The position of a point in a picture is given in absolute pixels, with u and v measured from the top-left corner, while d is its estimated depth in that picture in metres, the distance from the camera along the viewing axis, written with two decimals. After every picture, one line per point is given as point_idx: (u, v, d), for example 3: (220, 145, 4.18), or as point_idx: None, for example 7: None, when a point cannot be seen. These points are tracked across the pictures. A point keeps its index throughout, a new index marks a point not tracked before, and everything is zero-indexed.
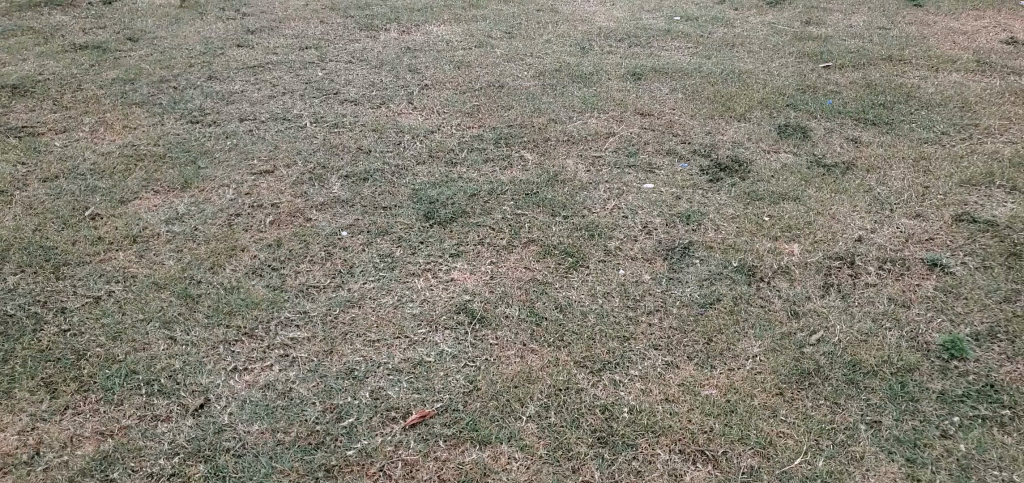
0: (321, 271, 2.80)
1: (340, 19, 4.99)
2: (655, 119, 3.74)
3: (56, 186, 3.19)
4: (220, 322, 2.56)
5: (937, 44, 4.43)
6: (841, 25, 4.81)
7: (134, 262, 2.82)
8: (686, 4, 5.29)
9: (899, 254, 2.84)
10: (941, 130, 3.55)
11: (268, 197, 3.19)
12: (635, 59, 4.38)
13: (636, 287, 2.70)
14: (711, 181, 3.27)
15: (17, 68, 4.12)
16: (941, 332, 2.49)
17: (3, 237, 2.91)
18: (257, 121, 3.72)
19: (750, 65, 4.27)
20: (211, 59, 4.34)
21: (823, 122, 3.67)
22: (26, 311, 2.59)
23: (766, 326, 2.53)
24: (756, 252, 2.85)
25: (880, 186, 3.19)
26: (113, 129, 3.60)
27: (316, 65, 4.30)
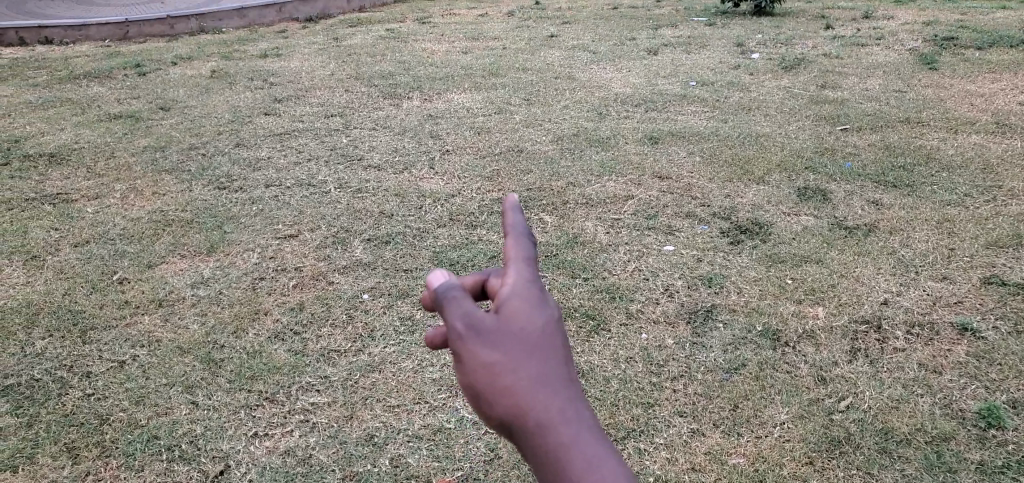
0: (342, 336, 2.81)
1: (364, 88, 5.13)
2: (674, 182, 3.76)
3: (86, 251, 3.27)
4: (242, 387, 2.56)
5: (955, 107, 4.44)
6: (857, 88, 4.85)
7: (159, 326, 2.85)
8: (701, 69, 5.38)
9: (927, 317, 2.79)
10: (964, 192, 3.53)
11: (291, 261, 3.23)
12: (652, 123, 4.44)
13: (659, 351, 2.67)
14: (731, 243, 3.26)
15: (54, 137, 4.27)
16: (975, 399, 2.43)
17: (33, 301, 2.96)
18: (282, 187, 3.79)
19: (767, 128, 4.30)
20: (239, 127, 4.47)
21: (843, 184, 3.67)
22: (52, 375, 2.61)
23: (793, 392, 2.48)
24: (780, 316, 2.82)
25: (905, 248, 3.16)
26: (144, 195, 3.69)
27: (340, 132, 4.41)
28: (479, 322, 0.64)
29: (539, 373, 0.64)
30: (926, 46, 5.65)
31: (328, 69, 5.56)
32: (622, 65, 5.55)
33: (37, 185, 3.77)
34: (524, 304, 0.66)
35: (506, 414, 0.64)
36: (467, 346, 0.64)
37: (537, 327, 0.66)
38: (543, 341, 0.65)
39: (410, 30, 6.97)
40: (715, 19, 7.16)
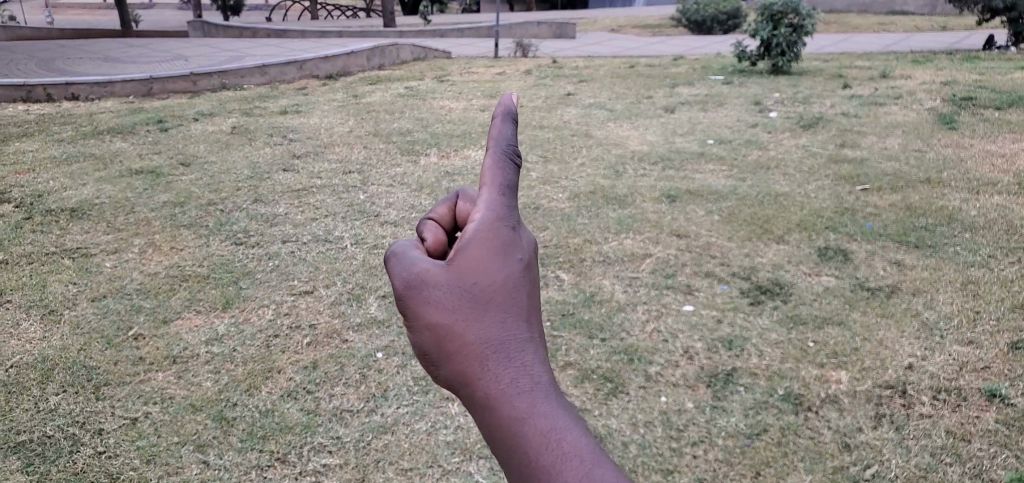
0: (355, 395, 2.77)
1: (383, 144, 5.18)
2: (692, 240, 3.74)
3: (104, 305, 3.27)
4: (254, 447, 2.53)
5: (976, 167, 4.41)
6: (876, 147, 4.84)
7: (172, 383, 2.84)
8: (718, 128, 5.40)
9: (954, 382, 2.72)
10: (988, 254, 3.47)
11: (306, 318, 3.22)
12: (670, 181, 4.44)
13: (677, 416, 2.61)
14: (751, 303, 3.22)
15: (76, 191, 4.32)
16: (1005, 468, 2.35)
17: (48, 356, 2.96)
18: (300, 243, 3.81)
19: (786, 187, 4.28)
20: (258, 182, 4.51)
21: (864, 244, 3.63)
22: (64, 432, 2.59)
23: (817, 459, 2.41)
24: (801, 379, 2.76)
25: (928, 310, 3.10)
26: (162, 250, 3.71)
27: (358, 188, 4.44)
28: (432, 279, 0.89)
29: (482, 325, 0.89)
30: (944, 106, 5.65)
31: (347, 126, 5.64)
32: (639, 123, 5.58)
33: (58, 239, 3.80)
34: (471, 258, 0.89)
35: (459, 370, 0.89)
36: (428, 304, 0.89)
37: (483, 278, 0.89)
38: (488, 287, 0.89)
39: (428, 87, 7.08)
40: (731, 77, 7.21)
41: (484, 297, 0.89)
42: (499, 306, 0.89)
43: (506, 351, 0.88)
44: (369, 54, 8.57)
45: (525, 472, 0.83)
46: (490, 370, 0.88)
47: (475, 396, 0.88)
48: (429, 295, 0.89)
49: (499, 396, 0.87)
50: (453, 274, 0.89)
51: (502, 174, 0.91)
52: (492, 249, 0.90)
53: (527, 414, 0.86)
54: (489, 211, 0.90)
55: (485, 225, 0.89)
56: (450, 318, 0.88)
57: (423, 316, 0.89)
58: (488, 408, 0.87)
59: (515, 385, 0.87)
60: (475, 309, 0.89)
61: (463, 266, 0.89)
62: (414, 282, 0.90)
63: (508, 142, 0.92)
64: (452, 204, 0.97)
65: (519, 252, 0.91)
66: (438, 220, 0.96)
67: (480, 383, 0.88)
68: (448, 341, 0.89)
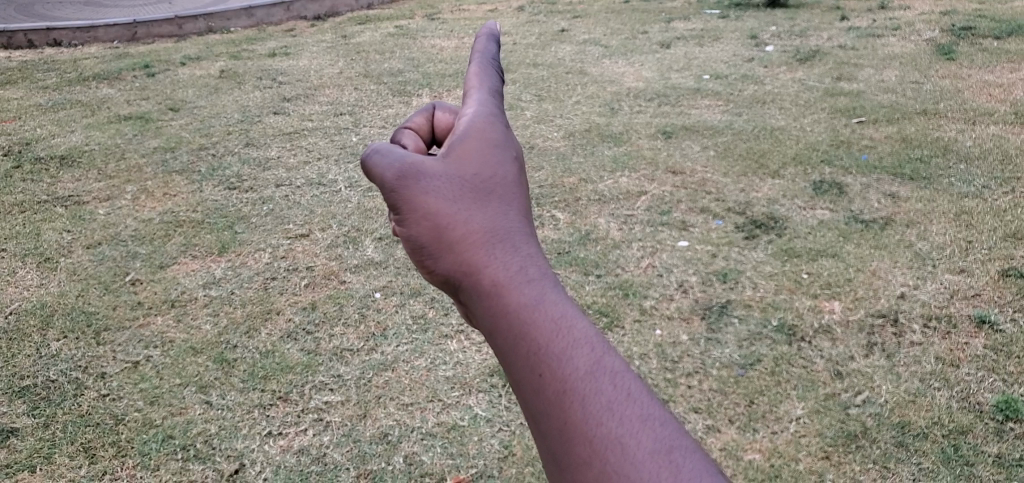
0: (354, 334, 2.79)
1: (373, 86, 5.12)
2: (687, 177, 3.73)
3: (100, 252, 3.27)
4: (255, 387, 2.56)
5: (972, 98, 4.38)
6: (873, 80, 4.80)
7: (171, 327, 2.85)
8: (713, 63, 5.34)
9: (945, 310, 2.75)
10: (982, 184, 3.48)
11: (303, 261, 3.23)
12: (665, 118, 4.40)
13: (673, 348, 2.64)
14: (746, 238, 3.23)
15: (65, 139, 4.27)
16: (993, 392, 2.40)
17: (46, 303, 2.96)
18: (294, 187, 3.79)
19: (782, 122, 4.26)
20: (249, 126, 4.46)
21: (859, 178, 3.63)
22: (67, 376, 2.61)
23: (809, 387, 2.45)
24: (795, 311, 2.79)
25: (922, 241, 3.12)
26: (155, 197, 3.69)
27: (351, 130, 4.40)
28: (423, 163, 0.78)
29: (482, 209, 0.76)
30: (943, 36, 5.58)
31: (338, 67, 5.56)
32: (634, 59, 5.52)
33: (49, 187, 3.77)
34: (468, 144, 0.80)
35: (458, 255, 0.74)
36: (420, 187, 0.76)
37: (482, 163, 0.79)
38: (487, 171, 0.79)
39: (419, 26, 6.95)
40: (727, 11, 7.10)
41: (483, 186, 0.78)
42: (501, 195, 0.78)
43: (514, 238, 0.74)
44: None
45: (540, 366, 0.66)
46: (496, 254, 0.73)
47: (477, 288, 0.72)
48: (421, 176, 0.77)
49: (506, 282, 0.71)
50: (449, 158, 0.78)
51: (490, 78, 0.88)
52: (489, 135, 0.81)
53: (542, 303, 0.69)
54: (482, 102, 0.84)
55: (479, 116, 0.82)
56: (446, 204, 0.76)
57: (414, 203, 0.76)
58: (492, 297, 0.71)
59: (524, 270, 0.72)
60: (473, 195, 0.77)
61: (457, 149, 0.79)
62: (401, 166, 0.77)
63: (493, 54, 0.91)
64: (429, 115, 0.90)
65: (513, 144, 0.83)
66: (416, 130, 0.89)
67: (484, 269, 0.72)
68: (443, 229, 0.75)
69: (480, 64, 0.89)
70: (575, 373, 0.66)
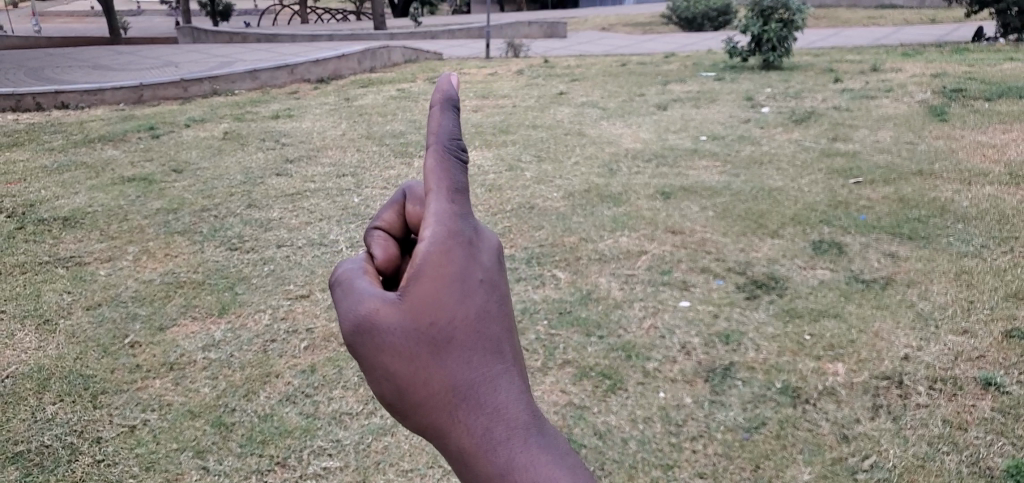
0: (354, 398, 2.76)
1: (375, 147, 5.19)
2: (687, 237, 3.75)
3: (99, 313, 3.26)
4: (253, 452, 2.51)
5: (966, 158, 4.44)
6: (868, 140, 4.87)
7: (169, 390, 2.82)
8: (710, 124, 5.42)
9: (950, 372, 2.73)
10: (981, 244, 3.50)
11: (303, 322, 3.21)
12: (664, 178, 4.45)
13: (677, 411, 2.61)
14: (747, 298, 3.23)
15: (69, 200, 4.30)
16: (1003, 455, 2.35)
17: (44, 366, 2.93)
18: (295, 247, 3.80)
19: (780, 182, 4.30)
20: (251, 187, 4.50)
21: (858, 237, 3.65)
22: (62, 441, 2.57)
23: (816, 451, 2.41)
24: (799, 373, 2.77)
25: (923, 301, 3.12)
26: (156, 258, 3.70)
27: (353, 191, 4.44)
28: (382, 321, 0.80)
29: (446, 371, 0.79)
30: (935, 98, 5.68)
31: (340, 129, 5.63)
32: (632, 121, 5.60)
33: (51, 248, 3.78)
34: (424, 290, 0.79)
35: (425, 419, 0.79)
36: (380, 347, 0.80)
37: (441, 315, 0.79)
38: (448, 323, 0.79)
39: (420, 89, 7.08)
40: (723, 74, 7.25)
41: (441, 334, 0.79)
42: (465, 342, 0.80)
43: (478, 397, 0.79)
44: (360, 56, 8.60)
45: None
46: (462, 422, 0.78)
47: (447, 450, 0.79)
48: (381, 336, 0.80)
49: (474, 451, 0.77)
50: (405, 310, 0.79)
51: (452, 174, 0.82)
52: (447, 272, 0.80)
53: (510, 470, 0.76)
54: (440, 225, 0.81)
55: (435, 248, 0.80)
56: (407, 367, 0.79)
57: (378, 364, 0.80)
58: (465, 466, 0.78)
59: (491, 441, 0.78)
60: (432, 352, 0.79)
61: (412, 298, 0.80)
62: (363, 325, 0.80)
63: (452, 133, 0.82)
64: (401, 210, 0.92)
65: (477, 268, 0.82)
66: (386, 230, 0.91)
67: (451, 436, 0.78)
68: (408, 391, 0.80)
69: (436, 156, 0.82)
70: None
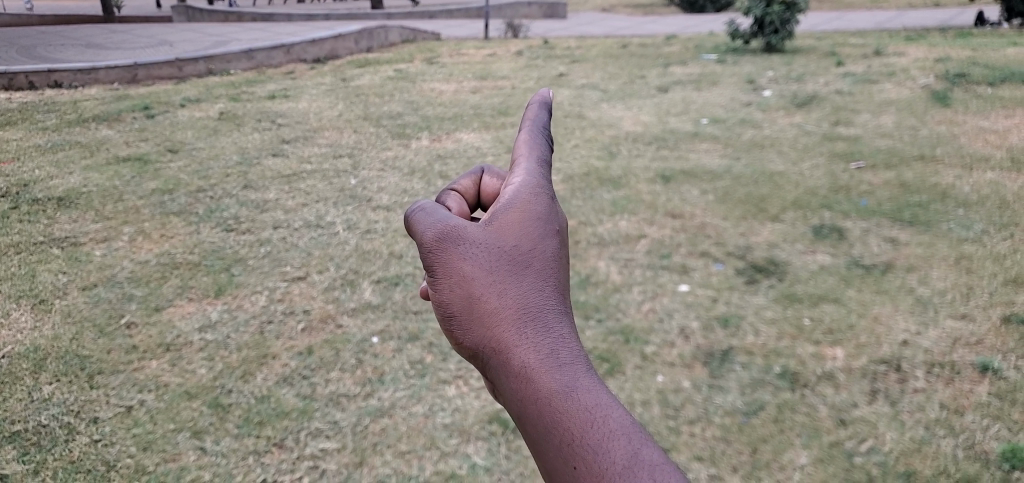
0: (351, 380, 2.74)
1: (373, 128, 5.15)
2: (687, 221, 3.73)
3: (95, 294, 3.23)
4: (250, 433, 2.49)
5: (968, 143, 4.42)
6: (870, 125, 4.84)
7: (166, 371, 2.80)
8: (711, 107, 5.39)
9: (948, 357, 2.72)
10: (981, 230, 3.49)
11: (300, 304, 3.19)
12: (664, 162, 4.43)
13: (675, 395, 2.60)
14: (747, 283, 3.22)
15: (63, 181, 4.25)
16: (999, 440, 2.34)
17: (39, 346, 2.91)
18: (292, 229, 3.78)
19: (780, 166, 4.28)
20: (247, 168, 4.46)
21: (858, 222, 3.64)
22: (59, 421, 2.54)
23: (814, 435, 2.40)
24: (798, 357, 2.76)
25: (923, 286, 3.11)
26: (152, 239, 3.67)
27: (350, 173, 4.41)
28: (468, 233, 0.80)
29: (518, 286, 0.77)
30: (938, 83, 5.65)
31: (338, 110, 5.59)
32: (632, 104, 5.56)
33: (46, 228, 3.75)
34: (511, 217, 0.81)
35: (490, 327, 0.76)
36: (460, 253, 0.79)
37: (522, 239, 0.80)
38: (528, 247, 0.80)
39: (418, 70, 7.02)
40: (724, 56, 7.21)
41: (521, 259, 0.79)
42: (540, 268, 0.79)
43: (548, 317, 0.75)
44: (357, 36, 8.55)
45: (573, 457, 0.66)
46: (527, 336, 0.74)
47: (506, 367, 0.74)
48: (464, 246, 0.79)
49: (537, 365, 0.72)
50: (492, 228, 0.80)
51: (541, 143, 0.90)
52: (535, 208, 0.82)
53: (572, 386, 0.70)
54: (531, 172, 0.85)
55: (526, 185, 0.83)
56: (483, 277, 0.78)
57: (452, 271, 0.79)
58: (522, 381, 0.72)
59: (554, 357, 0.72)
60: (512, 267, 0.78)
61: (498, 221, 0.80)
62: (445, 234, 0.80)
63: (545, 121, 0.93)
64: (476, 179, 0.97)
65: (561, 218, 0.84)
66: (461, 194, 0.95)
67: (514, 348, 0.74)
68: (476, 302, 0.77)
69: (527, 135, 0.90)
70: (607, 467, 0.64)
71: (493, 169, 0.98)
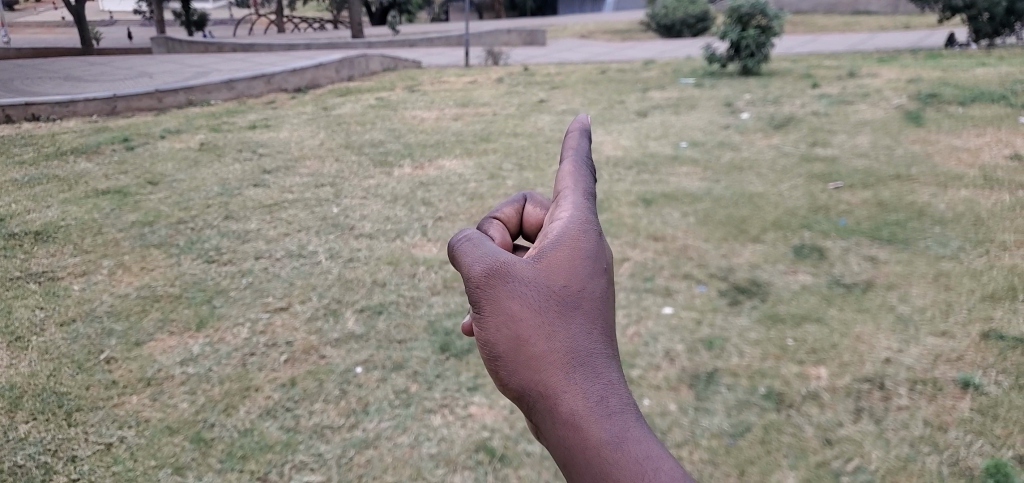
0: (335, 411, 2.71)
1: (355, 156, 5.16)
2: (669, 243, 3.76)
3: (73, 330, 3.19)
4: (233, 467, 2.46)
5: (942, 162, 4.50)
6: (846, 145, 4.92)
7: (146, 406, 2.76)
8: (689, 130, 5.45)
9: (930, 373, 2.74)
10: (958, 247, 3.54)
11: (283, 336, 3.17)
12: (645, 185, 4.46)
13: (662, 418, 2.60)
14: (730, 304, 3.24)
15: (41, 215, 4.21)
16: (982, 455, 2.35)
17: (15, 385, 2.85)
18: (274, 259, 3.76)
19: (759, 187, 4.33)
20: (228, 199, 4.44)
21: (838, 241, 3.68)
22: (35, 461, 2.49)
23: (801, 455, 2.40)
24: (782, 377, 2.77)
25: (903, 304, 3.15)
26: (131, 272, 3.64)
27: (332, 201, 4.41)
28: (516, 267, 0.82)
29: (567, 329, 0.80)
30: (910, 103, 5.76)
31: (319, 139, 5.59)
32: (612, 128, 5.61)
33: (22, 263, 3.70)
34: (561, 247, 0.83)
35: (534, 370, 0.79)
36: (506, 292, 0.82)
37: (571, 275, 0.82)
38: (578, 285, 0.82)
39: (399, 98, 7.05)
40: (701, 80, 7.31)
41: (570, 299, 0.82)
42: (587, 309, 0.82)
43: (596, 363, 0.79)
44: (338, 65, 8.59)
45: None
46: (576, 382, 0.77)
47: (554, 414, 0.77)
48: (513, 283, 0.82)
49: (586, 414, 0.75)
50: (542, 265, 0.82)
51: (585, 179, 0.91)
52: (584, 240, 0.84)
53: (622, 439, 0.73)
54: (579, 205, 0.87)
55: (575, 216, 0.86)
56: (532, 317, 0.80)
57: (502, 308, 0.82)
58: (571, 431, 0.75)
59: (603, 406, 0.76)
60: (560, 306, 0.81)
61: (549, 254, 0.83)
62: (493, 271, 0.83)
63: (586, 153, 0.94)
64: (518, 209, 1.05)
65: (608, 252, 0.86)
66: (504, 222, 1.03)
67: (563, 395, 0.77)
68: (529, 342, 0.80)
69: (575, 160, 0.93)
70: None
71: (530, 200, 1.06)
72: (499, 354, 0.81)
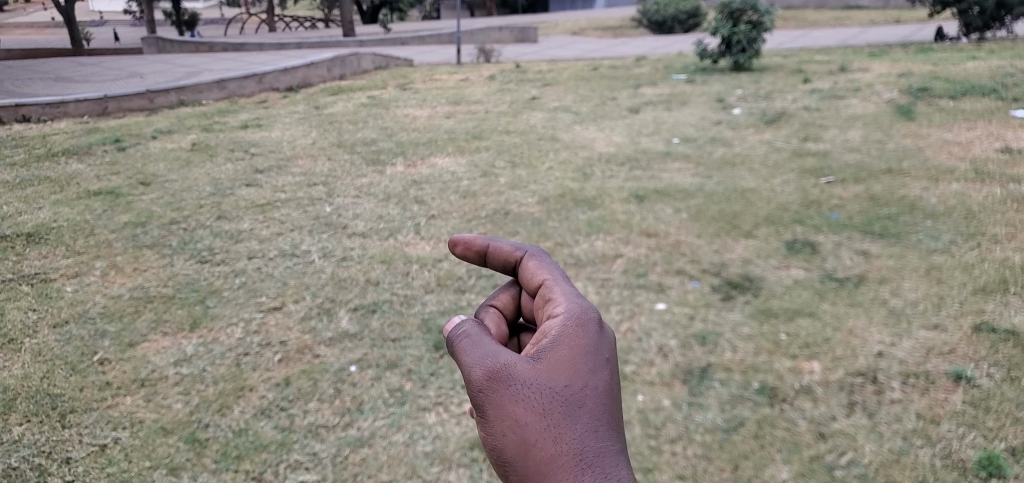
0: (330, 410, 2.71)
1: (347, 155, 5.15)
2: (662, 239, 3.77)
3: (66, 331, 3.18)
4: (227, 467, 2.45)
5: (933, 156, 4.51)
6: (838, 140, 4.93)
7: (141, 407, 2.75)
8: (681, 126, 5.45)
9: (922, 367, 2.75)
10: (949, 240, 3.55)
11: (276, 335, 3.17)
12: (637, 181, 4.47)
13: (656, 414, 2.60)
14: (723, 299, 3.25)
15: (33, 216, 4.20)
16: (975, 447, 2.36)
17: (9, 387, 2.85)
18: (267, 258, 3.76)
19: (751, 183, 4.34)
20: (221, 199, 4.43)
21: (830, 236, 3.69)
22: (29, 463, 2.48)
23: (794, 449, 2.41)
24: (776, 372, 2.78)
25: (895, 298, 3.16)
26: (124, 273, 3.63)
27: (325, 200, 4.41)
28: (517, 380, 1.15)
29: (568, 429, 1.11)
30: (901, 97, 5.78)
31: (311, 138, 5.58)
32: (604, 125, 5.62)
33: (14, 265, 3.69)
34: (553, 365, 1.16)
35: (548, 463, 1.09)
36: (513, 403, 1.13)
37: (565, 386, 1.15)
38: (571, 392, 1.14)
39: (392, 96, 7.04)
40: (693, 76, 7.32)
41: (567, 400, 1.14)
42: (581, 411, 1.13)
43: (593, 453, 1.09)
44: (330, 64, 8.58)
45: None
46: (580, 471, 1.07)
47: None
48: (518, 394, 1.14)
49: None
50: (539, 380, 1.15)
51: (565, 302, 1.25)
52: (570, 360, 1.17)
53: None
54: (561, 327, 1.21)
55: (560, 339, 1.19)
56: (539, 422, 1.12)
57: (514, 416, 1.13)
58: None
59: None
60: (561, 411, 1.12)
61: (544, 370, 1.16)
62: (500, 385, 1.15)
63: (563, 282, 1.30)
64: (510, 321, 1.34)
65: (592, 362, 1.18)
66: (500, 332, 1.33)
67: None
68: (537, 440, 1.11)
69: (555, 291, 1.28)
70: None
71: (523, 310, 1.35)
72: (512, 449, 1.13)
